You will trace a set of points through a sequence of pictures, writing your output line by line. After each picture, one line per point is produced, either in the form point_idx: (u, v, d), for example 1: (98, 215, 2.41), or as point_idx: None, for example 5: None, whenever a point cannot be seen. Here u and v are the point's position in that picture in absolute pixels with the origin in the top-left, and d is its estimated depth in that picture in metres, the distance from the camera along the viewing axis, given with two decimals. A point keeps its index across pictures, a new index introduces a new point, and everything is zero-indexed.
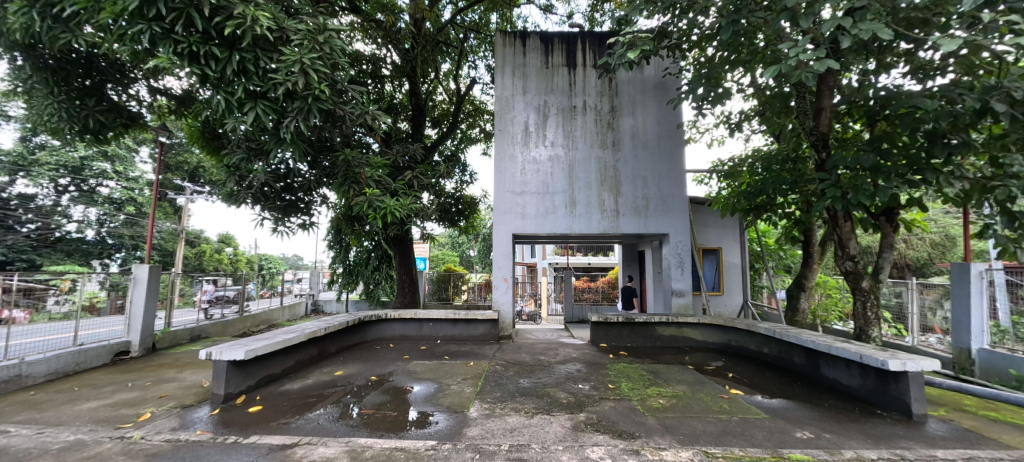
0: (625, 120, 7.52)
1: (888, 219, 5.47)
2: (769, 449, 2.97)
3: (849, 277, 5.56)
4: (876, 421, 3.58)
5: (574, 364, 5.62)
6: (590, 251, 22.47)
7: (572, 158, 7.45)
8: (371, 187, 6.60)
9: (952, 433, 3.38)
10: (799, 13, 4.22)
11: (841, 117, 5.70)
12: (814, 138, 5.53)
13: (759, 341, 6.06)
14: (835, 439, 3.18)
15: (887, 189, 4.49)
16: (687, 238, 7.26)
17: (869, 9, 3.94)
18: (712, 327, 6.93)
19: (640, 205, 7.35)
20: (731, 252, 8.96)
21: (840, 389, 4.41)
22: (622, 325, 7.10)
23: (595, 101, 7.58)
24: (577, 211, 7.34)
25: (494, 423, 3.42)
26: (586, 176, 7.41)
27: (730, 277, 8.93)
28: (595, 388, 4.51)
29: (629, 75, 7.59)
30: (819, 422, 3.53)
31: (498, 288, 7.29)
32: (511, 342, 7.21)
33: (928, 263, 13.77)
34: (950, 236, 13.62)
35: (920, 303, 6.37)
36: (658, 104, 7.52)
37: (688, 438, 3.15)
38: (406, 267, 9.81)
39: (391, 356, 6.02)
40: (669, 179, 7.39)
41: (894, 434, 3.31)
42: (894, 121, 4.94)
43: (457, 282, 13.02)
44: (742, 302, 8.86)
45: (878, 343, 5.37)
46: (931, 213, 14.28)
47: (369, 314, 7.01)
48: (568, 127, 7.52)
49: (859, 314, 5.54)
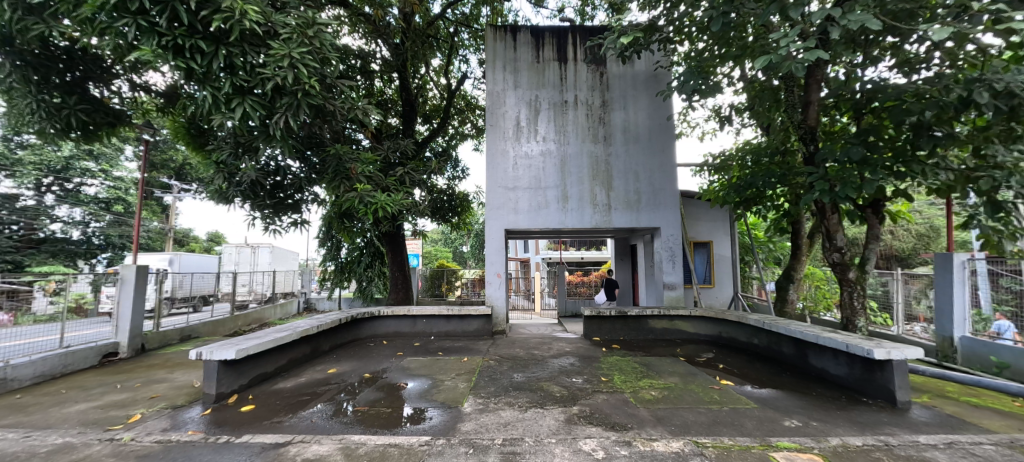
0: (617, 114, 7.54)
1: (874, 211, 5.54)
2: (757, 438, 3.02)
3: (835, 268, 5.66)
4: (862, 408, 3.66)
5: (567, 358, 5.67)
6: (583, 246, 22.56)
7: (564, 152, 7.46)
8: (363, 183, 6.57)
9: (934, 419, 3.47)
10: (787, 6, 4.25)
11: (829, 110, 5.77)
12: (802, 131, 5.55)
13: (749, 333, 6.16)
14: (822, 426, 3.25)
15: (874, 181, 4.55)
16: (678, 232, 7.32)
17: (857, 2, 3.97)
18: (703, 319, 7.03)
19: (632, 199, 7.39)
20: (721, 245, 9.07)
21: (828, 378, 4.49)
22: (615, 319, 7.15)
23: (587, 95, 7.58)
24: (569, 205, 7.36)
25: (488, 417, 3.45)
26: (578, 170, 7.42)
27: (720, 269, 9.05)
28: (587, 381, 4.55)
29: (620, 69, 7.60)
30: (806, 411, 3.60)
31: (490, 283, 7.32)
32: (504, 337, 7.24)
33: (913, 254, 13.98)
34: (935, 227, 13.87)
35: (905, 293, 6.51)
36: (649, 99, 7.55)
37: (679, 428, 3.20)
38: (399, 263, 9.76)
39: (385, 353, 6.00)
40: (660, 173, 7.43)
41: (880, 421, 3.38)
42: (880, 114, 5.00)
43: (450, 278, 13.03)
44: (732, 294, 8.98)
45: (864, 334, 5.45)
46: (915, 204, 14.54)
47: (361, 312, 6.97)
48: (559, 122, 7.52)
49: (846, 304, 5.65)
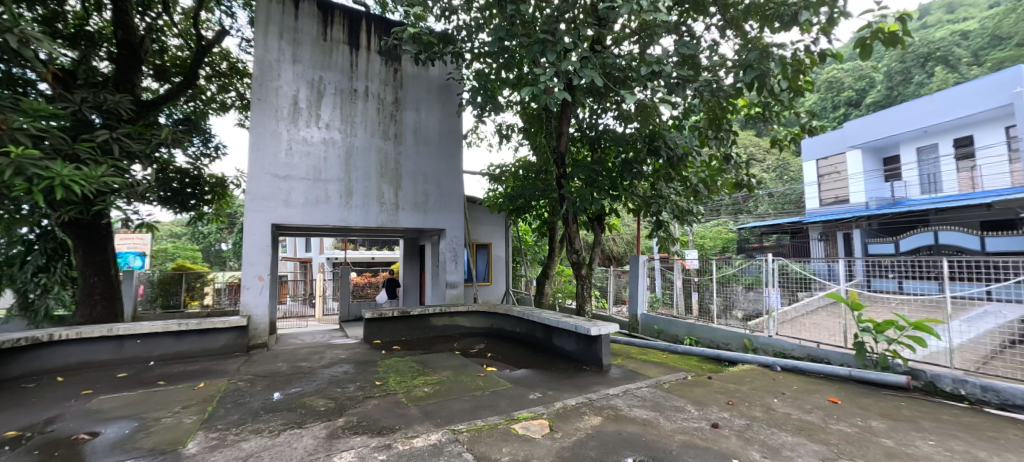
0: (409, 113, 7.50)
1: (599, 223, 7.25)
2: (505, 414, 3.47)
3: (574, 266, 7.10)
4: (581, 374, 4.71)
5: (340, 367, 5.25)
6: (373, 245, 21.61)
7: (350, 144, 6.93)
8: (22, 146, 4.41)
9: (622, 374, 4.77)
10: (548, 48, 5.11)
11: (576, 142, 7.26)
12: (556, 155, 6.73)
13: (513, 322, 7.10)
14: (554, 394, 4.01)
15: (599, 199, 5.91)
16: (461, 234, 7.83)
17: (594, 60, 5.11)
18: (478, 314, 7.72)
19: (420, 200, 7.47)
20: (498, 247, 10.18)
21: (564, 354, 5.60)
22: (397, 319, 7.06)
23: (379, 88, 7.26)
24: (353, 202, 6.87)
25: (221, 454, 2.82)
26: (364, 166, 7.02)
27: (496, 269, 10.13)
28: (359, 388, 4.33)
29: (415, 70, 7.60)
30: (545, 383, 4.38)
31: (248, 288, 6.12)
32: (265, 351, 6.17)
33: (624, 256, 19.12)
34: (636, 236, 19.31)
35: (615, 284, 8.81)
36: (440, 105, 7.80)
37: (444, 420, 3.38)
38: (99, 266, 7.04)
39: (57, 395, 4.19)
40: (447, 177, 7.78)
41: (591, 382, 4.41)
42: (606, 150, 6.59)
43: (192, 283, 10.26)
44: (504, 289, 10.19)
45: (589, 316, 7.04)
46: (626, 220, 19.92)
47: (1, 341, 4.57)
48: (346, 111, 6.94)
49: (579, 294, 7.18)
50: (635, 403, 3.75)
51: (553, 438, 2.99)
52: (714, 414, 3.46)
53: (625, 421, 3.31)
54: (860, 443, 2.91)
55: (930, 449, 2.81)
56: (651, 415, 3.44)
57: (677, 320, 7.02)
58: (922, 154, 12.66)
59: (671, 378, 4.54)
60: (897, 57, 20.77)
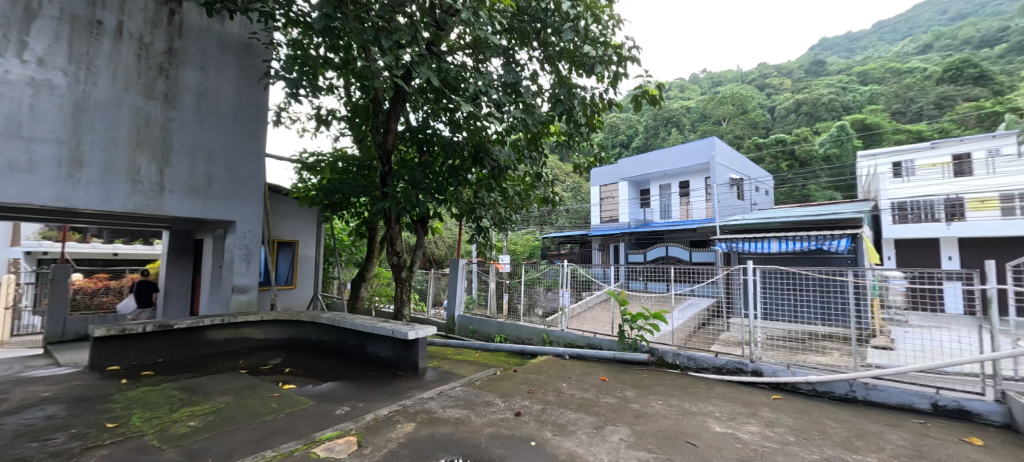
0: (190, 69, 5.53)
1: (422, 225, 7.15)
2: (305, 438, 3.04)
3: (394, 268, 6.84)
4: (395, 381, 4.54)
5: (43, 409, 3.68)
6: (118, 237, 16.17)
7: (82, 91, 4.63)
8: None
9: (436, 376, 4.81)
10: (380, 35, 4.76)
11: (404, 142, 6.96)
12: (382, 151, 6.34)
13: (320, 331, 6.37)
14: (364, 406, 3.73)
15: (423, 203, 5.71)
16: (256, 228, 6.28)
17: (429, 62, 4.95)
18: (276, 323, 6.63)
19: (199, 185, 5.59)
20: (307, 245, 8.96)
21: (377, 361, 5.32)
22: (154, 336, 5.43)
23: (142, 27, 5.11)
24: (81, 176, 4.61)
25: None
26: (107, 127, 4.81)
27: (302, 271, 8.89)
28: (77, 436, 3.11)
29: (200, 17, 5.66)
30: (354, 395, 4.05)
31: None
32: None
33: (444, 258, 19.52)
34: (456, 240, 19.93)
35: (435, 286, 9.02)
36: (237, 69, 5.99)
37: (218, 458, 2.73)
38: None
39: None
40: (241, 158, 6.08)
41: (406, 388, 4.30)
42: (433, 153, 6.55)
43: None
44: (312, 294, 9.07)
45: (408, 319, 6.87)
46: (448, 224, 20.37)
47: None
48: (77, 42, 4.62)
49: (398, 297, 6.94)
50: (448, 404, 3.82)
51: (360, 455, 2.75)
52: (518, 403, 3.81)
53: (438, 423, 3.33)
54: (620, 410, 3.66)
55: (661, 407, 3.73)
56: (463, 413, 3.55)
57: (489, 319, 7.69)
58: (664, 189, 17.10)
59: (481, 375, 4.82)
60: (652, 115, 27.58)
